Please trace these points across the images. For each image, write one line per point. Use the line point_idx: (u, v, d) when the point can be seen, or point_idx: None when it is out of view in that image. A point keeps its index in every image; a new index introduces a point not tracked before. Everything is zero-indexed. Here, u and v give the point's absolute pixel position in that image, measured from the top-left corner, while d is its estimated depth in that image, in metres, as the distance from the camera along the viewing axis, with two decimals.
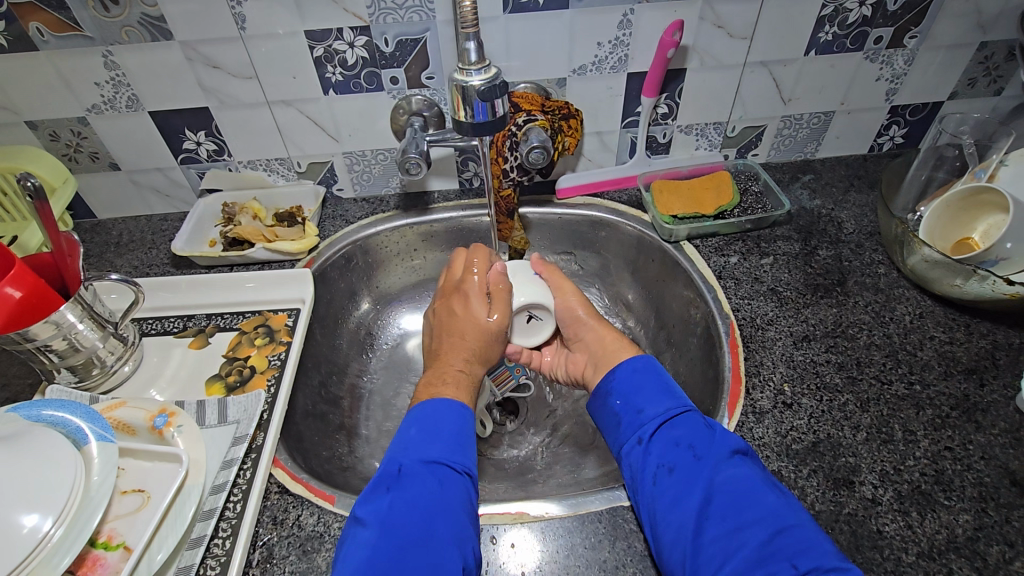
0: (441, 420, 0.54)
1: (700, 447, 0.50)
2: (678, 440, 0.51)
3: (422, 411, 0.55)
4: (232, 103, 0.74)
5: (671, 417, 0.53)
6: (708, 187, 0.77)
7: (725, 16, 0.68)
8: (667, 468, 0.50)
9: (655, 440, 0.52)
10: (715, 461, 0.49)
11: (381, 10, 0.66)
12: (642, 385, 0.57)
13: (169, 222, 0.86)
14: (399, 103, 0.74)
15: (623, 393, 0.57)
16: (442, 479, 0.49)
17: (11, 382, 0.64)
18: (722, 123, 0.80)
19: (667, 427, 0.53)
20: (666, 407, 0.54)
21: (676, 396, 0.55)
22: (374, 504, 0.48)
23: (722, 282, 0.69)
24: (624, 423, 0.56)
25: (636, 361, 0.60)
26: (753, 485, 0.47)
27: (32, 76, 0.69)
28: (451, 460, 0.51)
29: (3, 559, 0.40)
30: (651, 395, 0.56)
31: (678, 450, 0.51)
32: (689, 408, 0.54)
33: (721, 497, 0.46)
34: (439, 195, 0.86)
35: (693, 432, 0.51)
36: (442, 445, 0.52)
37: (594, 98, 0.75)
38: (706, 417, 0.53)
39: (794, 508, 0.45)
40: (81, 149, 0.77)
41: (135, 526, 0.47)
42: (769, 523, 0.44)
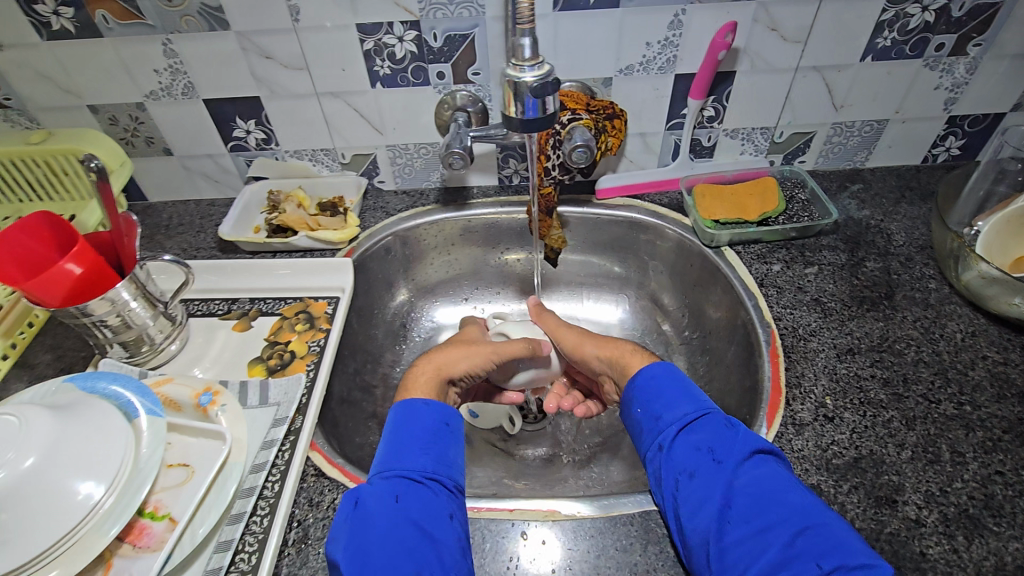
0: (402, 429, 0.53)
1: (720, 448, 0.49)
2: (699, 442, 0.50)
3: (392, 423, 0.54)
4: (283, 93, 0.75)
5: (690, 422, 0.52)
6: (753, 193, 0.75)
7: (779, 18, 0.66)
8: (688, 473, 0.49)
9: (676, 444, 0.51)
10: (734, 462, 0.48)
11: (432, 5, 0.67)
12: (663, 390, 0.55)
13: (216, 207, 0.88)
14: (444, 98, 0.75)
15: (641, 400, 0.56)
16: (399, 494, 0.48)
17: (66, 353, 0.67)
18: (770, 128, 0.78)
19: (686, 433, 0.51)
20: (685, 408, 0.53)
21: (697, 398, 0.54)
22: (339, 540, 0.46)
23: (764, 290, 0.68)
24: (645, 429, 0.54)
25: (655, 367, 0.58)
26: (778, 484, 0.46)
27: (96, 62, 0.72)
28: (411, 472, 0.50)
29: (60, 523, 0.43)
30: (672, 397, 0.54)
31: (699, 454, 0.50)
32: (710, 409, 0.53)
33: (742, 499, 0.46)
34: (478, 190, 0.86)
35: (715, 434, 0.50)
36: (403, 460, 0.50)
37: (640, 97, 0.74)
38: (727, 417, 0.52)
39: (820, 506, 0.45)
40: (138, 133, 0.80)
41: (180, 498, 0.49)
42: (798, 520, 0.43)
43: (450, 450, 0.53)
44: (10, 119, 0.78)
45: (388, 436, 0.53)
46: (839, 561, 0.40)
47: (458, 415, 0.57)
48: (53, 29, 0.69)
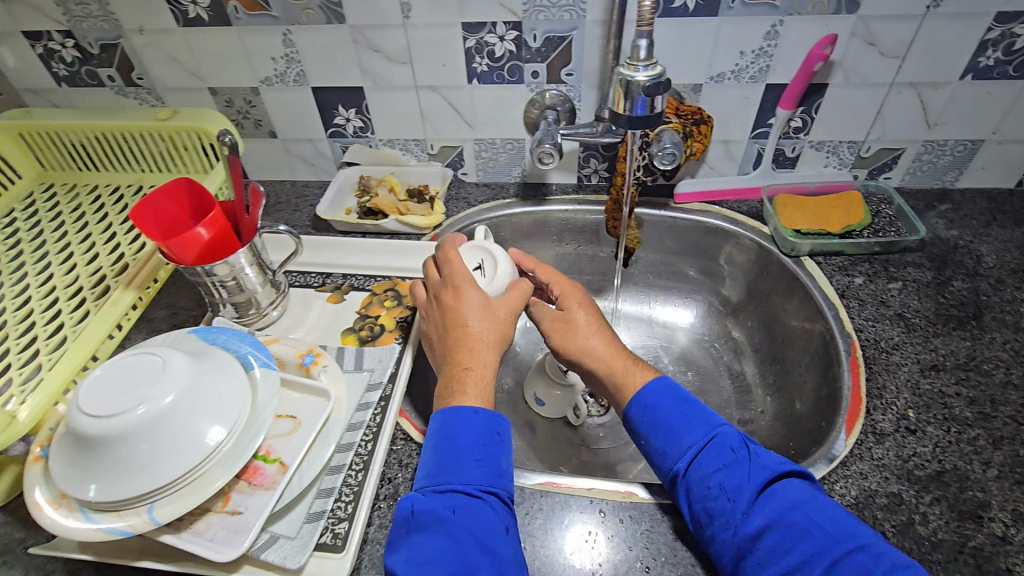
0: (451, 441, 0.49)
1: (732, 485, 0.48)
2: (711, 481, 0.48)
3: (439, 430, 0.50)
4: (385, 85, 0.80)
5: (699, 454, 0.50)
6: (837, 207, 0.75)
7: (879, 33, 0.67)
8: (706, 513, 0.48)
9: (691, 482, 0.49)
10: (748, 500, 0.46)
11: (535, 7, 0.70)
12: (661, 421, 0.53)
13: (310, 189, 0.94)
14: (535, 96, 0.78)
15: (645, 431, 0.54)
16: (456, 508, 0.46)
17: (180, 311, 0.73)
18: (858, 143, 0.78)
19: (696, 467, 0.50)
20: (690, 442, 0.51)
21: (698, 428, 0.52)
22: (398, 552, 0.45)
23: (845, 301, 0.68)
24: (657, 462, 0.52)
25: (650, 390, 0.55)
26: (796, 517, 0.45)
27: (222, 48, 0.79)
28: (465, 485, 0.48)
29: (189, 456, 0.48)
30: (673, 430, 0.52)
31: (712, 492, 0.48)
32: (714, 436, 0.51)
33: (769, 535, 0.45)
34: (557, 187, 0.89)
35: (726, 470, 0.48)
36: (457, 472, 0.48)
37: (728, 105, 0.75)
38: (733, 442, 0.50)
39: (843, 524, 0.44)
40: (249, 115, 0.87)
41: (289, 445, 0.53)
42: (825, 553, 0.42)
43: (500, 459, 0.50)
44: (140, 97, 0.86)
45: (435, 444, 0.50)
46: None
47: (507, 419, 0.53)
48: (189, 17, 0.76)
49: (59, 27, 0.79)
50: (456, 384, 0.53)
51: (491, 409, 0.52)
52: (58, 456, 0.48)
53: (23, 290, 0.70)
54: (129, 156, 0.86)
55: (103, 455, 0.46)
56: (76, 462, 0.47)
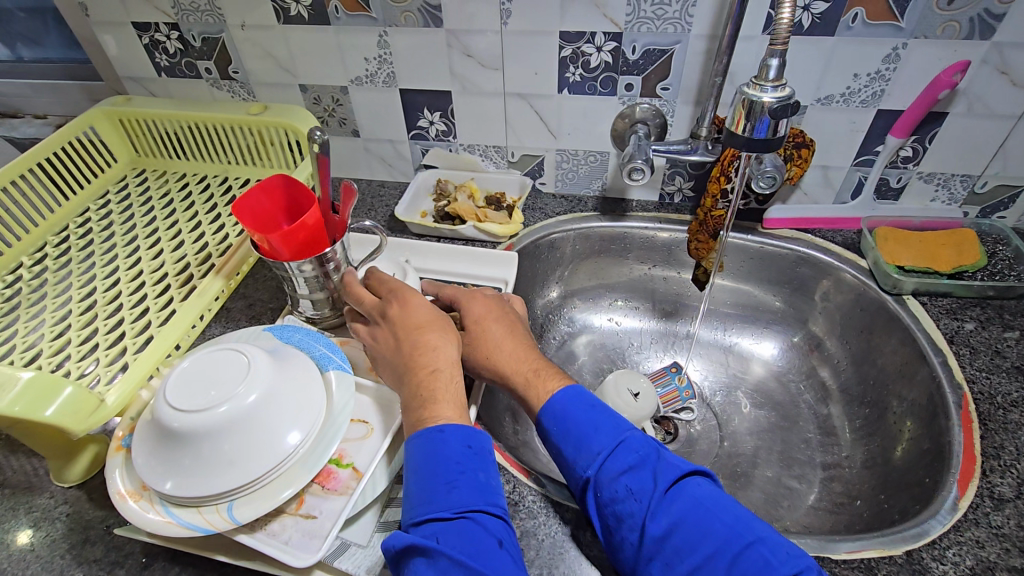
0: (428, 463, 0.46)
1: (638, 483, 0.46)
2: (618, 482, 0.46)
3: (417, 458, 0.46)
4: (473, 90, 0.80)
5: (602, 459, 0.48)
6: (947, 243, 0.70)
7: (1013, 61, 0.62)
8: (618, 518, 0.45)
9: (600, 485, 0.47)
10: (658, 497, 0.45)
11: (639, 19, 0.68)
12: (570, 425, 0.50)
13: (386, 189, 0.94)
14: (627, 110, 0.76)
15: (555, 438, 0.50)
16: (438, 536, 0.42)
17: (258, 302, 0.74)
18: (972, 177, 0.72)
19: (605, 472, 0.47)
20: (599, 448, 0.48)
21: (604, 426, 0.49)
22: None
23: (955, 348, 0.63)
24: (566, 467, 0.50)
25: (560, 397, 0.51)
26: (705, 514, 0.44)
27: (318, 46, 0.80)
28: (440, 511, 0.44)
29: (266, 457, 0.47)
30: (582, 433, 0.49)
31: (623, 497, 0.45)
32: (622, 439, 0.48)
33: (672, 537, 0.43)
34: (637, 203, 0.86)
35: (634, 467, 0.47)
36: (431, 497, 0.44)
37: (832, 129, 0.71)
38: (627, 442, 0.48)
39: (749, 522, 0.43)
40: (334, 113, 0.88)
41: (362, 451, 0.52)
42: (725, 552, 0.42)
43: (478, 476, 0.47)
44: (233, 90, 0.89)
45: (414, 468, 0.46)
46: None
47: (479, 432, 0.49)
48: (290, 14, 0.77)
49: (167, 19, 0.82)
50: (425, 394, 0.50)
51: (460, 426, 0.48)
52: (141, 447, 0.49)
53: (114, 272, 0.72)
54: (218, 148, 0.88)
55: (187, 450, 0.47)
56: (159, 454, 0.48)
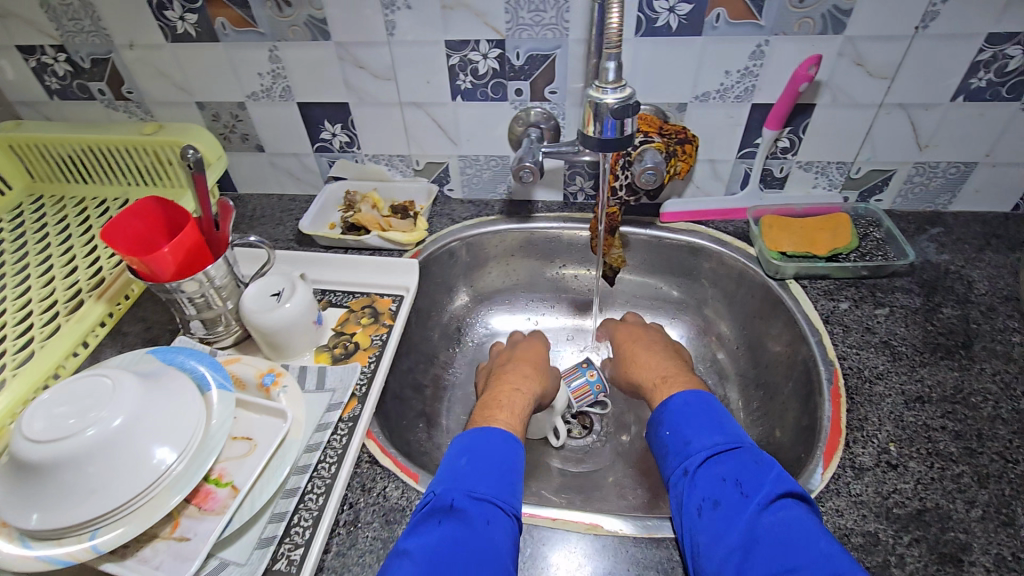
0: (489, 459, 0.57)
1: (748, 483, 0.52)
2: (724, 475, 0.54)
3: (470, 444, 0.58)
4: (370, 101, 0.80)
5: (717, 453, 0.56)
6: (825, 228, 0.74)
7: (866, 53, 0.65)
8: (711, 503, 0.52)
9: (700, 472, 0.55)
10: (762, 500, 0.50)
11: (518, 26, 0.70)
12: (693, 418, 0.60)
13: (296, 203, 0.94)
14: (519, 114, 0.78)
15: (673, 425, 0.61)
16: (489, 518, 0.51)
17: (154, 324, 0.73)
18: (847, 164, 0.76)
19: (714, 462, 0.55)
20: (716, 442, 0.57)
21: (728, 434, 0.58)
22: (423, 536, 0.49)
23: (830, 327, 0.66)
24: (672, 454, 0.59)
25: (683, 397, 0.63)
26: (802, 525, 0.47)
27: (209, 63, 0.79)
28: (498, 498, 0.53)
29: (136, 480, 0.47)
30: (702, 429, 0.59)
31: (723, 486, 0.53)
32: (738, 446, 0.56)
33: (767, 534, 0.48)
34: (542, 204, 0.88)
35: (740, 467, 0.54)
36: (488, 483, 0.54)
37: (713, 125, 0.74)
38: (756, 454, 0.55)
39: (844, 560, 0.44)
40: (236, 130, 0.87)
41: (242, 468, 0.52)
42: (818, 564, 0.44)
43: (520, 488, 0.56)
44: (130, 110, 0.87)
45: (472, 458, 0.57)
46: None
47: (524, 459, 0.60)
48: (177, 32, 0.76)
49: (52, 41, 0.80)
50: (502, 402, 0.67)
51: (517, 437, 0.62)
52: None
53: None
54: (113, 170, 0.87)
55: (48, 482, 0.45)
56: (19, 490, 0.46)
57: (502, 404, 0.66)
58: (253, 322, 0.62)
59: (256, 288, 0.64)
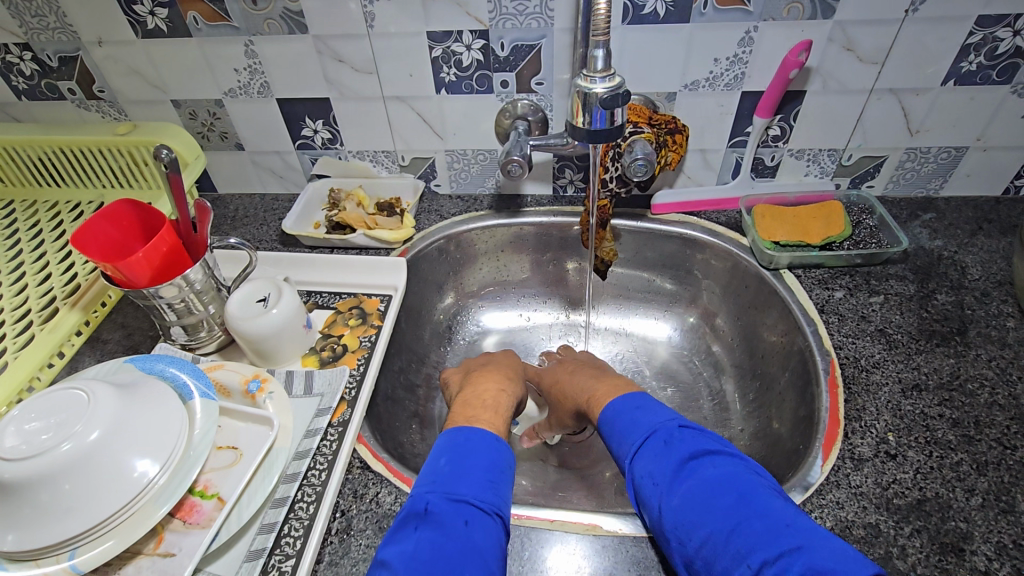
0: (469, 457, 0.53)
1: (676, 455, 0.51)
2: (656, 451, 0.52)
3: (452, 444, 0.55)
4: (351, 96, 0.78)
5: (638, 443, 0.54)
6: (817, 217, 0.73)
7: (857, 38, 0.64)
8: (638, 491, 0.51)
9: (637, 455, 0.53)
10: (664, 475, 0.50)
11: (502, 15, 0.68)
12: (618, 415, 0.58)
13: (280, 202, 0.91)
14: (506, 106, 0.76)
15: (606, 426, 0.59)
16: (468, 519, 0.48)
17: (135, 331, 0.71)
18: (838, 151, 0.75)
19: (634, 449, 0.54)
20: (632, 432, 0.55)
21: (641, 416, 0.56)
22: (401, 544, 0.46)
23: (825, 317, 0.66)
24: (615, 448, 0.56)
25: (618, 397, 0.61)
26: (739, 484, 0.47)
27: (182, 59, 0.76)
28: (480, 500, 0.49)
29: (116, 496, 0.45)
30: (635, 416, 0.57)
31: (642, 470, 0.52)
32: (653, 428, 0.54)
33: (678, 508, 0.47)
34: (532, 198, 0.86)
35: (670, 441, 0.52)
36: (471, 484, 0.50)
37: (703, 114, 0.73)
38: (664, 428, 0.54)
39: (755, 507, 0.44)
40: (214, 128, 0.85)
41: (229, 479, 0.51)
42: (728, 532, 0.44)
43: (505, 486, 0.53)
44: (102, 110, 0.84)
45: (454, 456, 0.53)
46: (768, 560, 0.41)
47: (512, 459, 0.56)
48: (147, 28, 0.73)
49: (17, 39, 0.76)
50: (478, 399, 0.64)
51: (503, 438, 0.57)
52: None
53: None
54: (88, 172, 0.84)
55: (20, 500, 0.43)
56: None
57: (483, 401, 0.63)
58: (243, 329, 0.59)
59: (239, 296, 0.61)
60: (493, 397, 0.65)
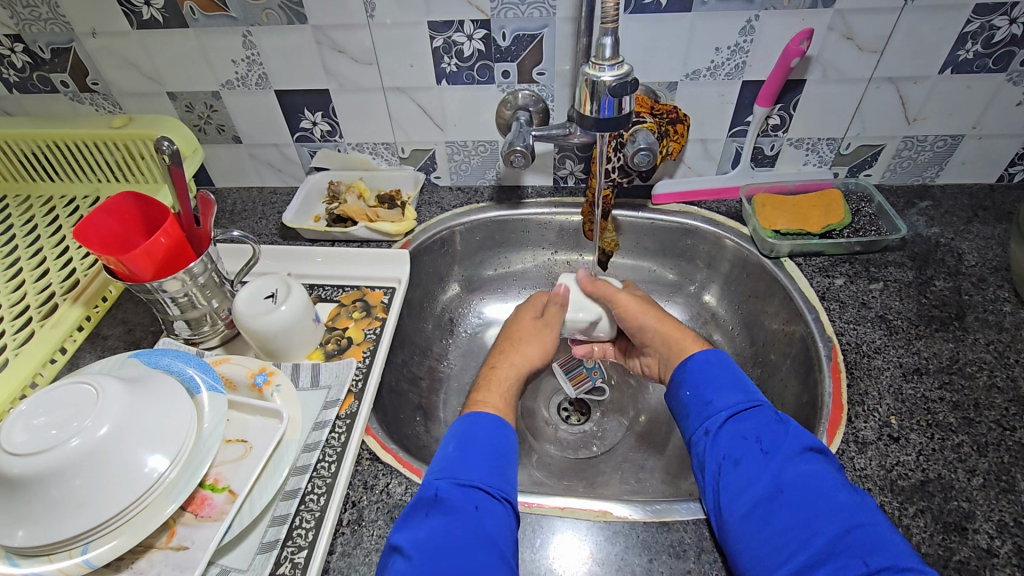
0: (475, 442, 0.55)
1: (770, 441, 0.50)
2: (745, 433, 0.52)
3: (459, 431, 0.56)
4: (351, 87, 0.78)
5: (739, 411, 0.54)
6: (817, 205, 0.74)
7: (857, 26, 0.65)
8: (732, 460, 0.50)
9: (722, 432, 0.53)
10: (783, 453, 0.49)
11: (504, 5, 0.67)
12: (716, 378, 0.57)
13: (278, 196, 0.91)
14: (507, 97, 0.76)
15: (692, 386, 0.58)
16: (478, 505, 0.50)
17: (136, 327, 0.70)
18: (837, 139, 0.76)
19: (735, 420, 0.53)
20: (734, 400, 0.54)
21: (748, 391, 0.56)
22: (413, 530, 0.48)
23: (826, 304, 0.66)
24: (692, 414, 0.56)
25: (707, 354, 0.60)
26: (825, 484, 0.46)
27: (179, 51, 0.75)
28: (488, 485, 0.51)
29: (127, 490, 0.45)
30: (722, 385, 0.56)
31: (745, 443, 0.51)
32: (759, 403, 0.54)
33: (789, 489, 0.47)
34: (532, 190, 0.86)
35: (763, 426, 0.52)
36: (478, 470, 0.52)
37: (704, 104, 0.73)
38: (775, 412, 0.53)
39: (862, 507, 0.45)
40: (211, 120, 0.84)
41: (239, 472, 0.51)
42: (830, 525, 0.44)
43: (511, 471, 0.54)
44: (96, 103, 0.83)
45: (460, 442, 0.55)
46: (886, 560, 0.41)
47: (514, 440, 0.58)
48: (143, 18, 0.72)
49: (7, 31, 0.75)
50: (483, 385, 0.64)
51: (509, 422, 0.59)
52: None
53: None
54: (82, 166, 0.82)
55: (31, 496, 0.43)
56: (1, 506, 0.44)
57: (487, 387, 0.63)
58: (255, 326, 0.59)
59: (247, 294, 0.61)
60: (498, 380, 0.65)
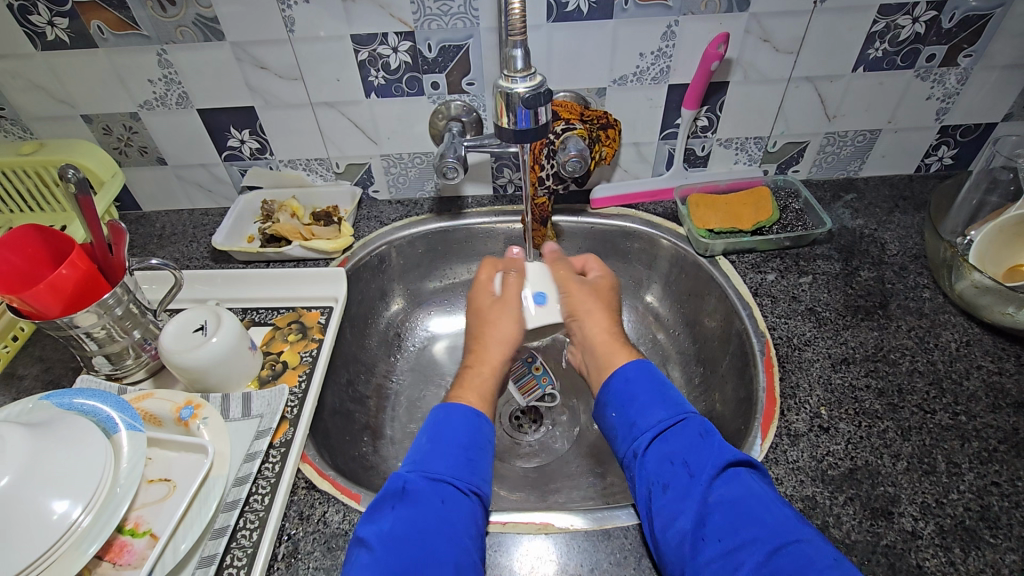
0: (447, 434, 0.55)
1: (695, 462, 0.50)
2: (672, 455, 0.51)
3: (435, 421, 0.56)
4: (277, 103, 0.75)
5: (662, 431, 0.53)
6: (747, 203, 0.76)
7: (772, 30, 0.67)
8: (661, 486, 0.50)
9: (649, 454, 0.52)
10: (708, 476, 0.49)
11: (426, 16, 0.67)
12: (636, 396, 0.57)
13: (210, 217, 0.88)
14: (439, 108, 0.75)
15: (617, 405, 0.57)
16: (445, 497, 0.50)
17: (54, 364, 0.66)
18: (763, 138, 0.78)
19: (659, 442, 0.53)
20: (658, 419, 0.54)
21: (670, 405, 0.55)
22: (378, 522, 0.48)
23: (758, 299, 0.68)
24: (621, 436, 0.56)
25: (630, 369, 0.59)
26: (751, 503, 0.46)
27: (90, 73, 0.72)
28: (456, 479, 0.52)
29: (32, 543, 0.42)
30: (646, 404, 0.56)
31: (673, 468, 0.50)
32: (684, 417, 0.54)
33: (718, 514, 0.46)
34: (473, 199, 0.86)
35: (687, 446, 0.51)
36: (447, 462, 0.53)
37: (633, 108, 0.74)
38: (702, 425, 0.53)
39: (794, 525, 0.44)
40: (132, 142, 0.80)
41: (161, 514, 0.49)
42: (763, 543, 0.43)
43: (483, 463, 0.55)
44: (4, 129, 0.78)
45: (432, 434, 0.55)
46: None
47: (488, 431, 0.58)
48: (48, 39, 0.68)
49: None
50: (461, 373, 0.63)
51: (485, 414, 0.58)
52: None
53: None
54: None
55: None
56: None
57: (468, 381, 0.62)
58: (200, 357, 0.57)
59: (174, 328, 0.58)
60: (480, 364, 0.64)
